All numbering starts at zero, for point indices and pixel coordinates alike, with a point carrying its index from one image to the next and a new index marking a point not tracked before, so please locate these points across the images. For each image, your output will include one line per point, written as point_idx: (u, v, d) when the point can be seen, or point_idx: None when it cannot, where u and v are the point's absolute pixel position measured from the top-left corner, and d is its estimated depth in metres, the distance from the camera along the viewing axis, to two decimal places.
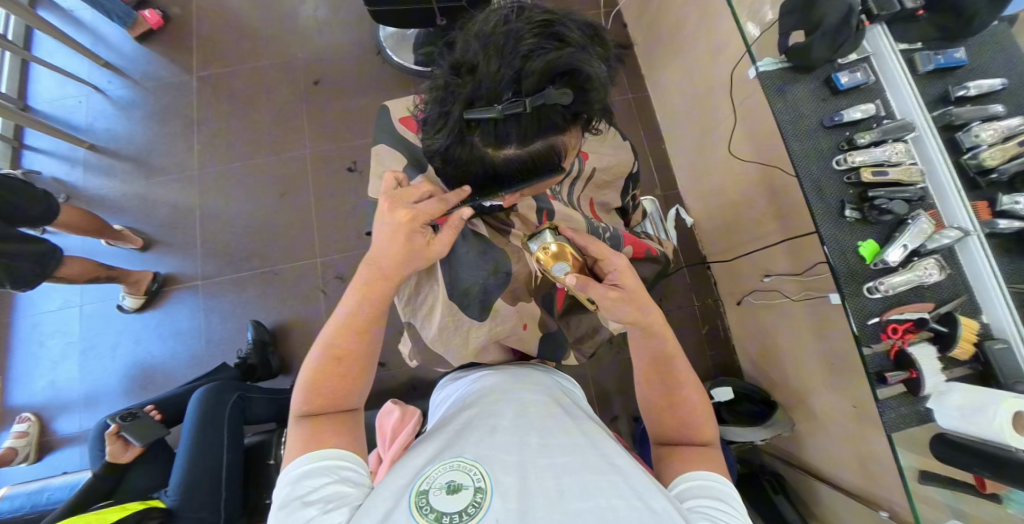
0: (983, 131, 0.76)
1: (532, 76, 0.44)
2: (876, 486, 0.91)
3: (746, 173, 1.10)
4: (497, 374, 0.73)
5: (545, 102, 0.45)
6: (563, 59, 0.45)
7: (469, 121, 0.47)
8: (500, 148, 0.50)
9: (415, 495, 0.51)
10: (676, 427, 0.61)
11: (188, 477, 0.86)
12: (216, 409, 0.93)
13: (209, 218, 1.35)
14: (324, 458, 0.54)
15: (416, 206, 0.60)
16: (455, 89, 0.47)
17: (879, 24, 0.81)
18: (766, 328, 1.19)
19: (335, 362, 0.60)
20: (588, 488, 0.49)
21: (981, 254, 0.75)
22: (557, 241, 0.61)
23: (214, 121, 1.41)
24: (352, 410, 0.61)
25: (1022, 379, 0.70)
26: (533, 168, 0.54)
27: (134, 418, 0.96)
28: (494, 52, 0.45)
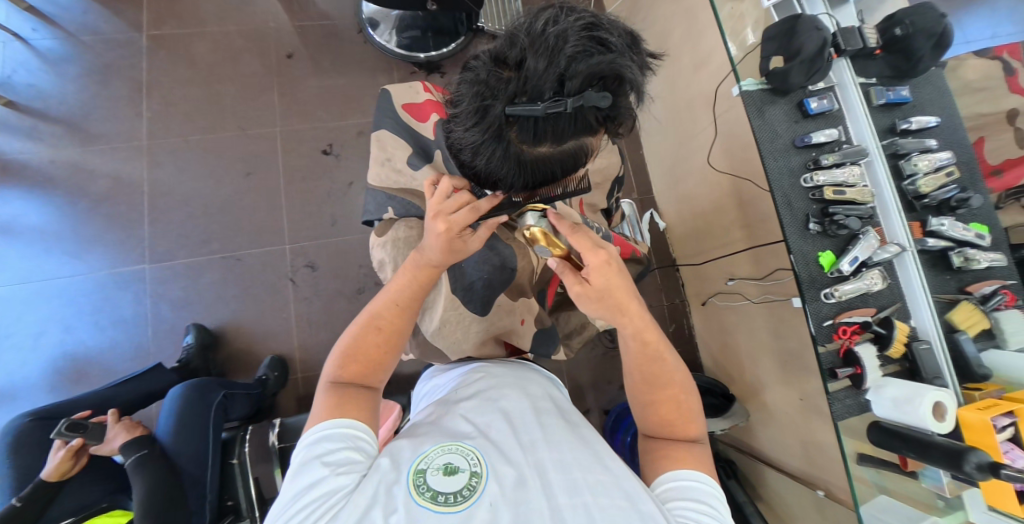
0: (920, 161, 0.88)
1: (576, 77, 0.43)
2: (818, 470, 1.05)
3: (719, 185, 1.19)
4: (493, 365, 0.72)
5: (585, 103, 0.44)
6: (606, 64, 0.44)
7: (508, 117, 0.45)
8: (534, 146, 0.48)
9: (412, 473, 0.51)
10: (662, 424, 0.62)
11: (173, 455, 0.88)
12: (198, 407, 0.92)
13: (160, 195, 1.22)
14: (343, 426, 0.54)
15: (451, 217, 0.56)
16: (497, 83, 0.46)
17: (844, 58, 0.91)
18: (726, 328, 1.30)
19: (376, 332, 0.60)
20: (580, 482, 0.51)
21: (915, 268, 0.87)
22: (538, 228, 0.57)
23: (168, 88, 1.27)
24: (375, 386, 0.60)
25: (940, 375, 0.83)
26: (562, 167, 0.52)
27: (85, 430, 0.87)
28: (540, 48, 0.43)
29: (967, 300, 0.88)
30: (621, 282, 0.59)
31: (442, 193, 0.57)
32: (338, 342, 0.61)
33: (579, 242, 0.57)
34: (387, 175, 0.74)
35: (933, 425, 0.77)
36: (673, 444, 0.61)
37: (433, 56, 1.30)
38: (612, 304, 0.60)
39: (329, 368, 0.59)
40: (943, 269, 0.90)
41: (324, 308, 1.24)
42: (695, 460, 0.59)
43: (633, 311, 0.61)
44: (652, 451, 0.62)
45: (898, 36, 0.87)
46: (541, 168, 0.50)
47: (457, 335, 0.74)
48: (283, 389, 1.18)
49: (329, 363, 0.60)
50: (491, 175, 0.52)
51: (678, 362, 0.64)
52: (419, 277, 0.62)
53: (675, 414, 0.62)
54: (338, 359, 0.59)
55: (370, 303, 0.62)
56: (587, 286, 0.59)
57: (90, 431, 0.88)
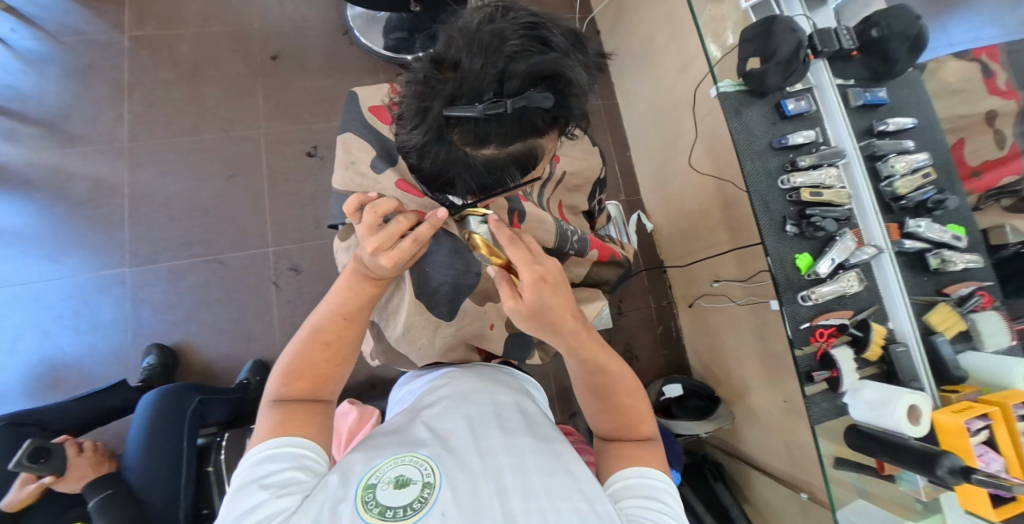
0: (897, 162, 0.88)
1: (515, 77, 0.43)
2: (802, 472, 1.05)
3: (704, 187, 1.19)
4: (462, 369, 0.72)
5: (526, 104, 0.43)
6: (547, 63, 0.44)
7: (448, 119, 0.45)
8: (478, 149, 0.47)
9: (362, 489, 0.50)
10: (616, 427, 0.63)
11: (146, 467, 0.87)
12: (177, 414, 0.92)
13: (142, 198, 1.22)
14: (287, 445, 0.53)
15: (394, 249, 0.54)
16: (435, 84, 0.45)
17: (821, 59, 0.90)
18: (713, 330, 1.30)
19: (323, 348, 0.58)
20: (536, 486, 0.50)
21: (892, 270, 0.87)
22: (478, 234, 0.58)
23: (151, 90, 1.27)
24: (330, 399, 0.60)
25: (915, 377, 0.83)
26: (511, 171, 0.51)
27: (47, 460, 0.84)
28: (476, 49, 0.43)
29: (944, 301, 0.88)
30: (559, 295, 0.56)
31: (370, 229, 0.53)
32: (282, 357, 0.59)
33: (516, 255, 0.55)
34: (353, 178, 0.72)
35: (908, 429, 0.77)
36: (627, 444, 0.61)
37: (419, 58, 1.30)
38: (546, 323, 0.56)
39: (272, 386, 0.58)
40: (921, 271, 0.89)
41: (308, 310, 1.23)
42: (648, 457, 0.60)
43: (568, 327, 0.58)
44: (606, 452, 0.63)
45: (875, 38, 0.87)
46: (489, 170, 0.49)
47: (424, 339, 0.74)
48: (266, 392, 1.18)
49: (273, 379, 0.58)
50: (439, 177, 0.51)
51: (625, 367, 0.64)
52: (365, 289, 0.60)
53: (630, 416, 0.62)
54: (282, 377, 0.57)
55: (311, 317, 0.59)
56: (518, 301, 0.55)
57: (53, 461, 0.84)
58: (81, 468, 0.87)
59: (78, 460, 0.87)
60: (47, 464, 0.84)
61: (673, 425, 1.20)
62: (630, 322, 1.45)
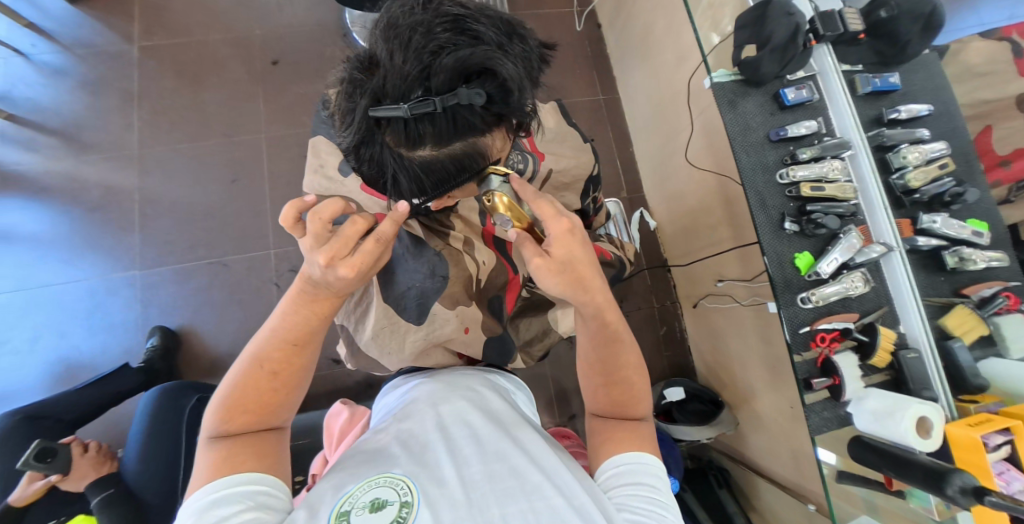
0: (909, 153, 0.82)
1: (440, 73, 0.41)
2: (808, 482, 1.00)
3: (705, 183, 1.14)
4: (432, 378, 0.69)
5: (457, 102, 0.42)
6: (476, 57, 0.42)
7: (377, 120, 0.43)
8: (414, 150, 0.46)
9: (335, 517, 0.47)
10: (612, 405, 0.63)
11: (144, 462, 0.92)
12: (172, 413, 0.95)
13: (150, 203, 1.26)
14: (237, 486, 0.48)
15: (357, 255, 0.52)
16: (361, 84, 0.44)
17: (824, 44, 0.84)
18: (716, 331, 1.24)
19: (268, 378, 0.55)
20: (515, 490, 0.49)
21: (903, 270, 0.80)
22: (500, 194, 0.54)
23: (158, 98, 1.31)
24: (283, 424, 0.58)
25: (927, 385, 0.77)
26: (456, 170, 0.50)
27: (51, 460, 0.89)
28: (398, 46, 0.42)
29: (962, 303, 0.81)
30: (576, 252, 0.56)
31: (316, 231, 0.52)
32: (217, 394, 0.55)
33: (543, 209, 0.55)
34: (320, 183, 0.72)
35: (916, 442, 0.71)
36: (614, 424, 0.62)
37: None
38: (575, 280, 0.57)
39: (209, 422, 0.54)
40: (936, 271, 0.83)
41: None
42: (642, 439, 0.60)
43: (594, 285, 0.59)
44: (598, 434, 0.62)
45: (884, 19, 0.80)
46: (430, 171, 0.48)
47: (395, 344, 0.72)
48: None
49: (209, 416, 0.54)
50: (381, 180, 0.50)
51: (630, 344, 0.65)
52: (316, 308, 0.57)
53: (625, 395, 0.63)
54: (221, 411, 0.54)
55: (250, 344, 0.56)
56: (550, 257, 0.55)
57: (57, 461, 0.90)
58: (83, 468, 0.91)
59: (81, 460, 0.92)
60: (52, 464, 0.90)
61: (671, 430, 1.16)
62: (632, 323, 1.41)
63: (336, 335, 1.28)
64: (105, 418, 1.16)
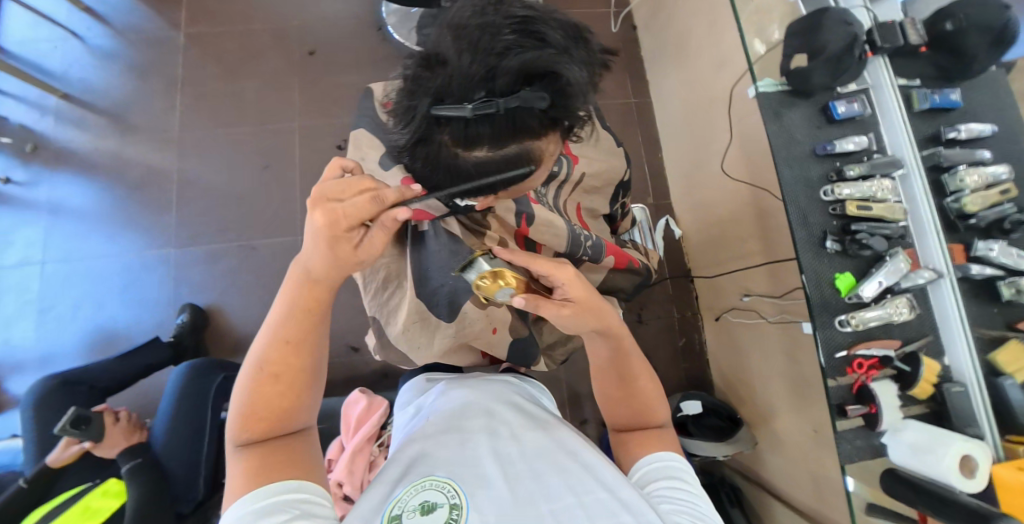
0: (968, 176, 0.76)
1: (505, 74, 0.40)
2: (829, 510, 0.95)
3: (738, 193, 1.10)
4: (457, 383, 0.68)
5: (519, 104, 0.41)
6: (541, 61, 0.41)
7: (437, 119, 0.42)
8: (470, 151, 0.45)
9: (388, 522, 0.45)
10: (632, 415, 0.62)
11: (173, 436, 0.97)
12: (199, 391, 1.00)
13: (186, 185, 1.30)
14: (279, 494, 0.47)
15: (342, 213, 0.50)
16: (424, 81, 0.42)
17: (881, 56, 0.80)
18: (738, 347, 1.20)
19: (272, 380, 0.52)
20: (562, 492, 0.48)
21: (952, 298, 0.76)
22: (490, 269, 0.53)
23: (200, 83, 1.35)
24: (294, 431, 0.54)
25: (971, 423, 0.73)
26: (508, 174, 0.49)
27: (87, 427, 0.90)
28: (465, 45, 0.40)
29: (1016, 337, 0.76)
30: (582, 289, 0.58)
31: (338, 183, 0.52)
32: (234, 401, 0.53)
33: (545, 265, 0.56)
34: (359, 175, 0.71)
35: (957, 480, 0.68)
36: (638, 433, 0.61)
37: None
38: (597, 315, 0.59)
39: (233, 431, 0.52)
40: (989, 301, 0.78)
41: None
42: (668, 443, 0.59)
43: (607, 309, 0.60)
44: (625, 444, 0.62)
45: (949, 32, 0.76)
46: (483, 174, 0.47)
47: (422, 339, 0.72)
48: None
49: (232, 424, 0.52)
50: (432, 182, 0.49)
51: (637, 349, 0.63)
52: (301, 299, 0.54)
53: (643, 403, 0.62)
54: (240, 416, 0.52)
55: (254, 350, 0.54)
56: (574, 305, 0.57)
57: (92, 428, 0.91)
58: (115, 436, 0.94)
59: (114, 428, 0.94)
60: (86, 431, 0.90)
61: (688, 444, 1.12)
62: (651, 332, 1.38)
63: (353, 325, 1.29)
64: (137, 387, 1.19)
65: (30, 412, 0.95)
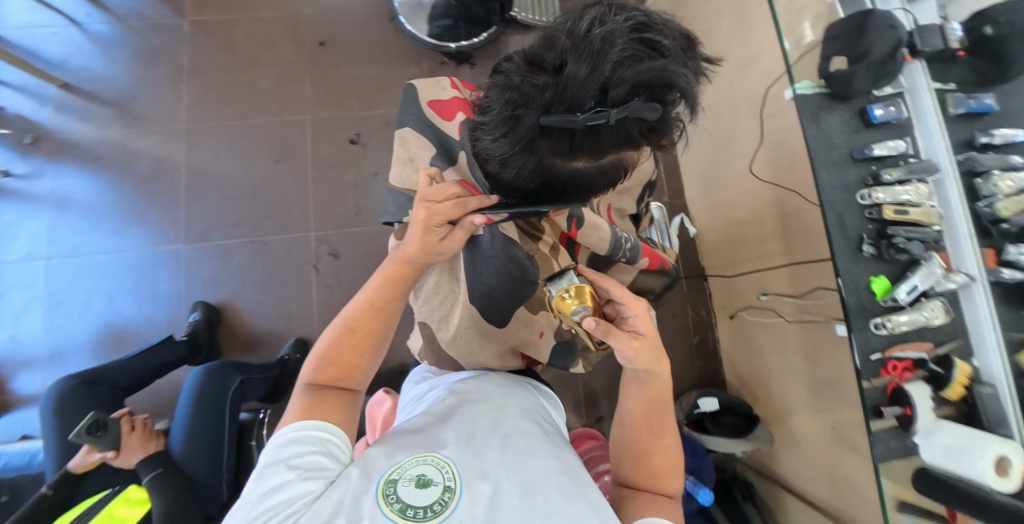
0: (1001, 181, 0.77)
1: (621, 85, 0.40)
2: (843, 503, 0.96)
3: (760, 192, 1.09)
4: (491, 378, 0.69)
5: (630, 115, 0.42)
6: (660, 69, 0.40)
7: (544, 128, 0.43)
8: (569, 157, 0.46)
9: (384, 483, 0.48)
10: (647, 473, 0.61)
11: (190, 439, 0.93)
12: (217, 393, 0.98)
13: (195, 178, 1.25)
14: (315, 430, 0.52)
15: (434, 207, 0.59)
16: (534, 88, 0.42)
17: (919, 59, 0.81)
18: (754, 346, 1.21)
19: (352, 335, 0.59)
20: (556, 506, 0.47)
21: (984, 302, 0.77)
22: (577, 283, 0.57)
23: (207, 73, 1.30)
24: (354, 388, 0.59)
25: (1002, 423, 0.75)
26: (598, 176, 0.51)
27: (102, 434, 0.87)
28: (585, 52, 0.40)
29: None
30: (648, 325, 0.61)
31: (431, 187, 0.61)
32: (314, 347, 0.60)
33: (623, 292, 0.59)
34: (409, 174, 0.77)
35: (991, 480, 0.69)
36: (648, 495, 0.60)
37: (463, 46, 1.27)
38: (659, 357, 0.61)
39: (305, 372, 0.58)
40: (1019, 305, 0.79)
41: (344, 296, 1.23)
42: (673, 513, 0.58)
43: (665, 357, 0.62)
44: (631, 500, 0.60)
45: (989, 36, 0.77)
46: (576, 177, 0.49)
47: (474, 346, 0.74)
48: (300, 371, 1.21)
49: (307, 365, 0.59)
50: (521, 185, 0.51)
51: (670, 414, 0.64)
52: (394, 274, 0.62)
53: (661, 466, 0.61)
54: (315, 361, 0.58)
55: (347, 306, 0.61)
56: (644, 339, 0.59)
57: (107, 435, 0.88)
58: (133, 444, 0.90)
59: (130, 437, 0.90)
60: (101, 440, 0.87)
61: (704, 440, 1.14)
62: (666, 330, 1.39)
63: None
64: (152, 388, 1.16)
65: (50, 415, 0.92)
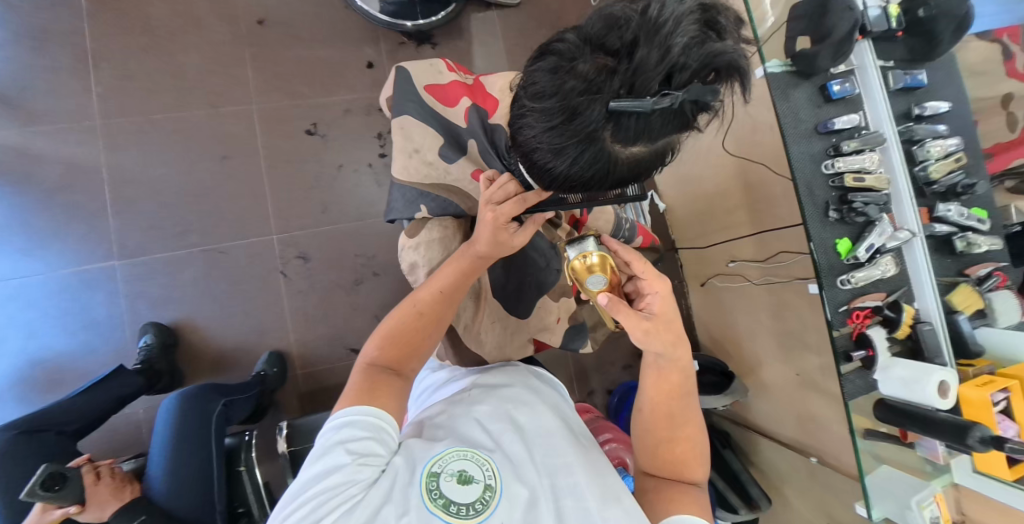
0: (933, 147, 0.90)
1: (688, 67, 0.43)
2: (810, 438, 1.09)
3: (725, 166, 1.18)
4: (516, 368, 0.67)
5: (695, 97, 0.44)
6: (723, 52, 0.43)
7: (611, 114, 0.45)
8: (630, 141, 0.49)
9: (426, 476, 0.49)
10: (667, 461, 0.59)
11: (175, 472, 0.86)
12: (197, 415, 0.91)
13: (119, 178, 1.18)
14: (370, 415, 0.53)
15: (500, 208, 0.61)
16: (602, 74, 0.44)
17: (867, 40, 0.90)
18: (725, 309, 1.32)
19: (417, 317, 0.63)
20: (593, 512, 0.48)
21: (923, 254, 0.90)
22: (599, 252, 0.58)
23: (119, 59, 1.20)
24: (406, 377, 0.61)
25: (938, 354, 0.88)
26: (648, 159, 0.53)
27: (61, 489, 0.77)
28: (654, 38, 0.42)
29: (966, 282, 0.92)
30: (666, 307, 0.58)
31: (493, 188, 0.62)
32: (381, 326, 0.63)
33: (645, 268, 0.59)
34: (414, 167, 0.77)
35: (937, 403, 0.82)
36: (671, 484, 0.58)
37: (421, 25, 1.24)
38: (675, 338, 0.57)
39: (368, 350, 0.61)
40: (946, 253, 0.93)
41: (318, 303, 1.24)
42: (697, 505, 0.56)
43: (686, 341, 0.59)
44: (653, 488, 0.58)
45: (922, 18, 0.87)
46: (630, 162, 0.52)
47: (497, 338, 0.82)
48: (279, 387, 1.17)
49: (369, 344, 0.61)
50: (576, 174, 0.53)
51: (693, 405, 0.60)
52: (462, 266, 0.65)
53: (684, 456, 0.58)
54: (379, 340, 0.61)
55: (417, 291, 0.64)
56: (655, 320, 0.57)
57: (68, 489, 0.78)
58: (102, 494, 0.81)
59: (98, 487, 0.81)
60: (60, 494, 0.77)
61: None
62: None
63: (349, 323, 1.26)
64: (106, 427, 1.15)
65: None
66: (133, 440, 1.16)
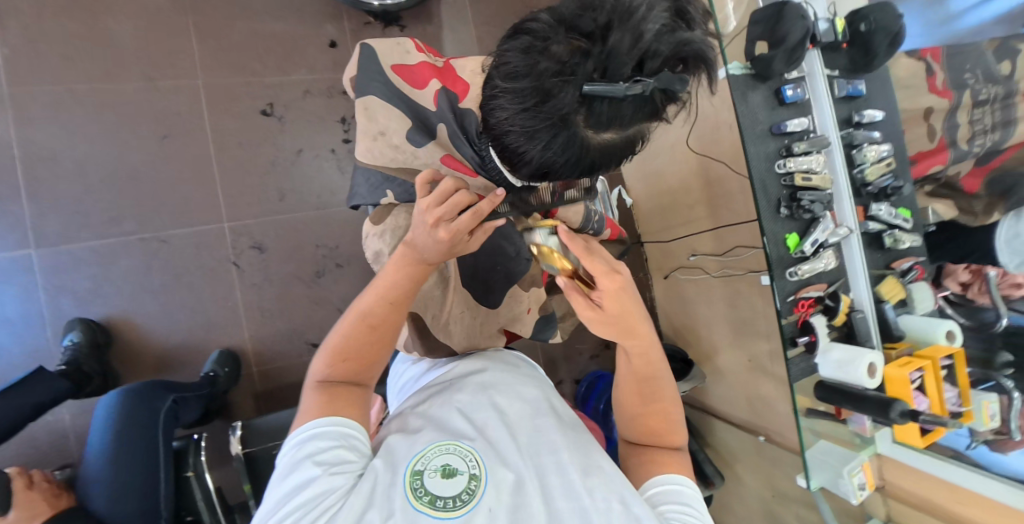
0: (869, 151, 0.99)
1: (656, 55, 0.44)
2: (760, 418, 1.19)
3: (687, 163, 1.23)
4: (489, 357, 0.66)
5: (663, 84, 0.46)
6: (689, 42, 0.45)
7: (584, 98, 0.46)
8: (601, 126, 0.49)
9: (409, 475, 0.48)
10: (648, 431, 0.61)
11: (117, 479, 0.80)
12: (144, 416, 0.84)
13: (32, 157, 1.04)
14: (335, 425, 0.52)
15: (453, 226, 0.53)
16: (575, 57, 0.45)
17: (817, 49, 0.96)
18: (685, 300, 1.39)
19: (368, 330, 0.56)
20: (579, 487, 0.49)
21: (859, 249, 1.00)
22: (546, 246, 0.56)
23: (30, 21, 1.05)
24: (368, 383, 0.59)
25: (868, 338, 0.98)
26: (618, 146, 0.54)
27: None
28: (626, 23, 0.43)
29: (892, 274, 1.03)
30: (615, 302, 0.54)
31: (438, 202, 0.53)
32: (328, 337, 0.57)
33: (588, 264, 0.53)
34: (380, 149, 0.74)
35: (866, 381, 0.90)
36: (652, 449, 0.61)
37: (389, 5, 1.19)
38: (624, 329, 0.56)
39: (317, 365, 0.56)
40: (877, 248, 1.04)
41: (275, 296, 1.17)
42: (679, 466, 0.59)
43: (642, 330, 0.57)
44: (635, 455, 0.62)
45: (863, 31, 0.95)
46: (601, 148, 0.53)
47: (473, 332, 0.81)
48: (231, 387, 1.10)
49: (318, 360, 0.57)
50: (546, 158, 0.53)
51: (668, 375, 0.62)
52: (417, 273, 0.58)
53: (662, 426, 0.61)
54: (329, 357, 0.56)
55: (358, 299, 0.56)
56: (599, 313, 0.55)
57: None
58: (36, 502, 0.74)
59: (30, 494, 0.75)
60: None
61: None
62: None
63: (311, 317, 1.20)
64: (22, 436, 1.03)
65: None
66: (58, 449, 1.05)
